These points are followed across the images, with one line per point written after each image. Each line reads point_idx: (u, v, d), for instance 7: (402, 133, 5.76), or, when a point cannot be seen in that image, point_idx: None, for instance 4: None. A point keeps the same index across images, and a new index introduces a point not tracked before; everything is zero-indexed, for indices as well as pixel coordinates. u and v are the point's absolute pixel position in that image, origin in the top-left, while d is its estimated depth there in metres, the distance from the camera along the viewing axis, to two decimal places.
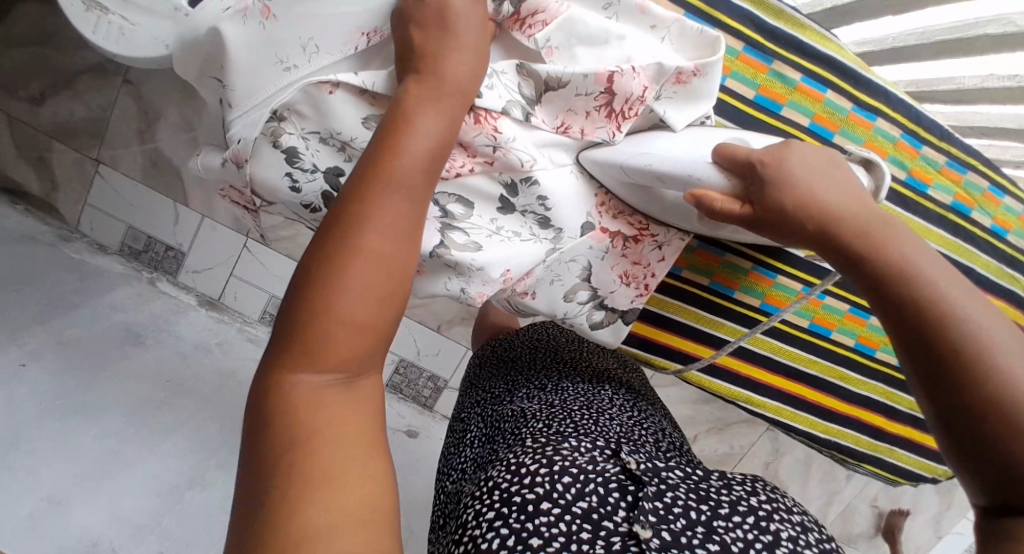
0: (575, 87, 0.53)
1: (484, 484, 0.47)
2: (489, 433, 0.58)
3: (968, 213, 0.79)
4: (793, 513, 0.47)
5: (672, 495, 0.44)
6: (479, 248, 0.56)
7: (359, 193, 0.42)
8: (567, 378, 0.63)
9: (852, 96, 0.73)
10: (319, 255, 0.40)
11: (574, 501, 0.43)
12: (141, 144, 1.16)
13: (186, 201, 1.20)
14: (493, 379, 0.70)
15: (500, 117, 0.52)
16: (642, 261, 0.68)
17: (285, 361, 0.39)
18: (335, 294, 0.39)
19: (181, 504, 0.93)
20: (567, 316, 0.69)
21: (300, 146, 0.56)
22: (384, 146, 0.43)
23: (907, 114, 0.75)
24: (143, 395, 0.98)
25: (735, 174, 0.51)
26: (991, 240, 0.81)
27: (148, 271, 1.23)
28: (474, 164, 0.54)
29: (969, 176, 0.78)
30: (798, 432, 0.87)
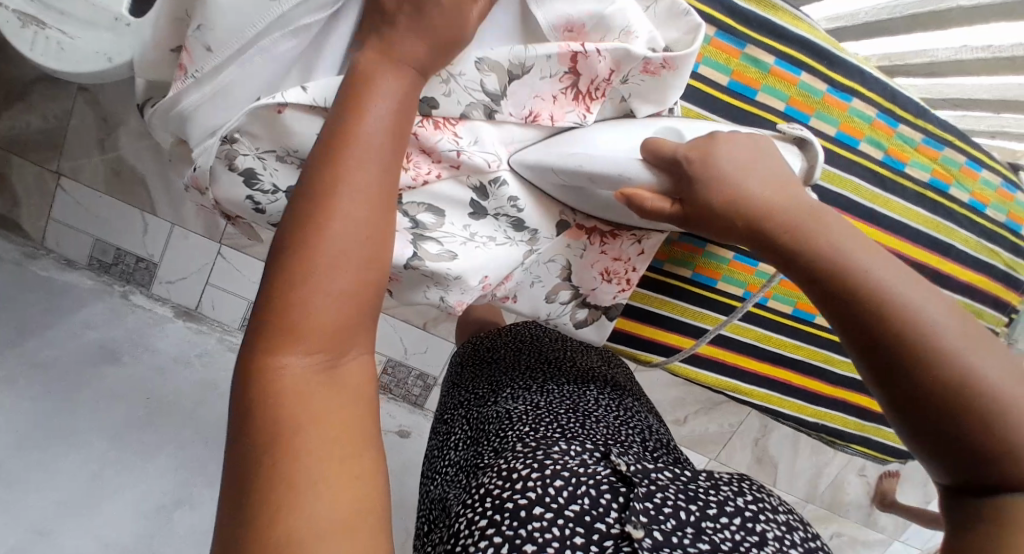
0: (539, 70, 0.49)
1: (475, 491, 0.46)
2: (474, 437, 0.57)
3: (946, 189, 0.79)
4: (778, 511, 0.46)
5: (662, 496, 0.44)
6: (454, 257, 0.54)
7: (322, 171, 0.38)
8: (553, 379, 0.62)
9: (827, 77, 0.72)
10: (293, 239, 0.37)
11: (567, 504, 0.42)
12: (102, 153, 1.12)
13: (154, 211, 1.16)
14: (475, 379, 0.69)
15: (459, 122, 0.50)
16: (621, 256, 0.66)
17: (267, 341, 0.36)
18: (317, 273, 0.36)
19: (170, 525, 0.92)
20: (550, 316, 0.69)
21: (257, 166, 0.54)
22: (346, 122, 0.40)
23: (883, 92, 0.74)
24: (122, 414, 0.96)
25: (665, 172, 0.49)
26: (971, 216, 0.81)
27: (121, 284, 1.20)
28: (441, 170, 0.52)
29: (947, 151, 0.78)
30: (786, 417, 0.87)
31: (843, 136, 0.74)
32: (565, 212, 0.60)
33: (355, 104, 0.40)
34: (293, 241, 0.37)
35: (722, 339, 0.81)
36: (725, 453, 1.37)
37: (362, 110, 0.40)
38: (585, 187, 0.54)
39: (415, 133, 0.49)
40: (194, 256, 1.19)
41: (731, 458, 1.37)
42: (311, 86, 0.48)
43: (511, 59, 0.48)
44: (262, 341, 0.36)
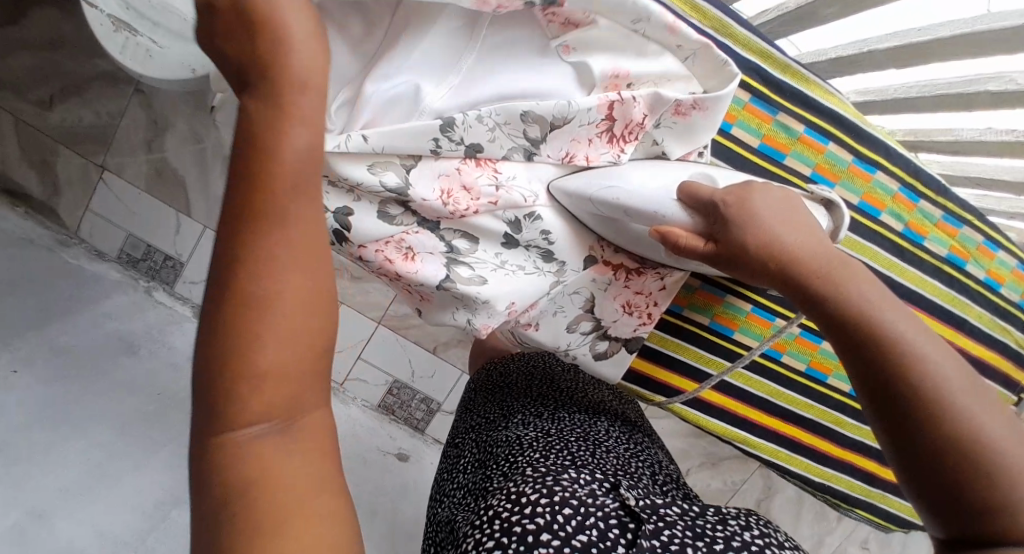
0: (578, 121, 0.51)
1: (483, 513, 0.47)
2: (483, 461, 0.58)
3: (963, 266, 0.81)
4: (784, 547, 0.47)
5: (669, 533, 0.45)
6: (485, 282, 0.57)
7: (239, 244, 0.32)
8: (563, 408, 0.63)
9: (854, 148, 0.75)
10: (223, 322, 0.32)
11: (573, 535, 0.43)
12: (148, 153, 1.17)
13: (188, 212, 1.20)
14: (487, 403, 0.70)
15: (500, 161, 0.52)
16: (644, 290, 0.68)
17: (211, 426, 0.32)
18: (247, 350, 0.32)
19: (166, 522, 0.93)
20: (569, 346, 0.70)
21: None
22: (252, 181, 0.33)
23: (907, 168, 0.76)
24: (131, 406, 0.98)
25: (699, 213, 0.53)
26: (985, 293, 0.82)
27: (146, 280, 1.23)
28: (479, 205, 0.53)
29: (965, 230, 0.80)
30: (793, 474, 0.88)
31: (866, 206, 0.77)
32: (593, 247, 0.62)
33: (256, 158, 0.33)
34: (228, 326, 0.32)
35: (732, 389, 0.82)
36: None
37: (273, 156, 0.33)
38: (622, 220, 0.56)
39: (458, 168, 0.52)
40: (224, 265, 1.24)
41: None
42: (370, 135, 0.48)
43: (552, 115, 0.50)
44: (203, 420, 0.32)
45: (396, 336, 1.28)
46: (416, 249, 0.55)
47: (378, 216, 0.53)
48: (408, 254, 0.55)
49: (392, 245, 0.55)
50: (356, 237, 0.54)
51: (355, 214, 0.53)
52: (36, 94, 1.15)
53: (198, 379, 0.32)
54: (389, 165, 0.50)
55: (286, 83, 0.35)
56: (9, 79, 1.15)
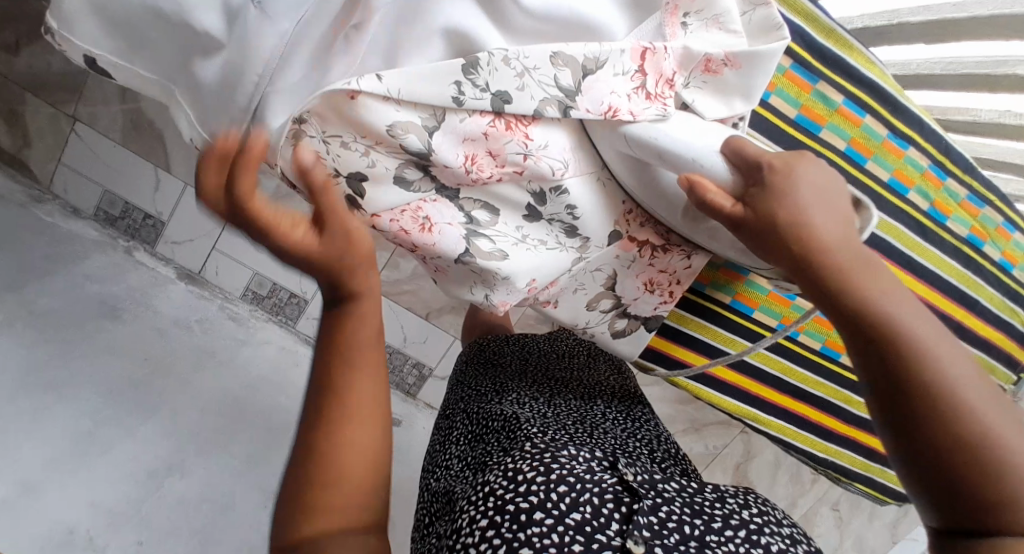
0: (612, 66, 0.46)
1: (479, 489, 0.46)
2: (478, 434, 0.57)
3: (980, 246, 0.81)
4: (782, 525, 0.47)
5: (667, 510, 0.44)
6: (505, 257, 0.52)
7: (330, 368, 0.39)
8: (560, 394, 0.62)
9: (889, 122, 0.73)
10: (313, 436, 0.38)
11: (568, 511, 0.42)
12: (122, 103, 1.14)
13: (167, 168, 1.19)
14: (479, 377, 0.69)
15: (531, 123, 0.47)
16: (669, 268, 0.59)
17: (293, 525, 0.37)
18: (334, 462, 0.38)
19: (160, 491, 0.94)
20: (588, 325, 0.62)
21: (322, 150, 0.46)
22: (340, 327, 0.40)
23: (939, 145, 0.75)
24: (118, 372, 0.99)
25: (740, 172, 0.47)
26: (999, 274, 0.83)
27: (125, 239, 1.22)
28: (503, 174, 0.49)
29: (986, 210, 0.79)
30: (797, 450, 0.88)
31: (895, 183, 0.75)
32: (619, 221, 0.55)
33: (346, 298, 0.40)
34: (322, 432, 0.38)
35: (747, 367, 0.82)
36: (705, 473, 1.39)
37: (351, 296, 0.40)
38: (652, 165, 0.50)
39: (486, 132, 0.46)
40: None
41: (711, 478, 1.39)
42: (388, 74, 0.42)
43: (585, 55, 0.45)
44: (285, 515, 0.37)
45: (389, 301, 1.24)
46: (434, 219, 0.50)
47: (394, 182, 0.48)
48: (425, 225, 0.50)
49: (407, 214, 0.50)
50: (370, 206, 0.49)
51: (371, 180, 0.47)
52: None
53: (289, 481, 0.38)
54: (411, 127, 0.45)
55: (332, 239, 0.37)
56: None
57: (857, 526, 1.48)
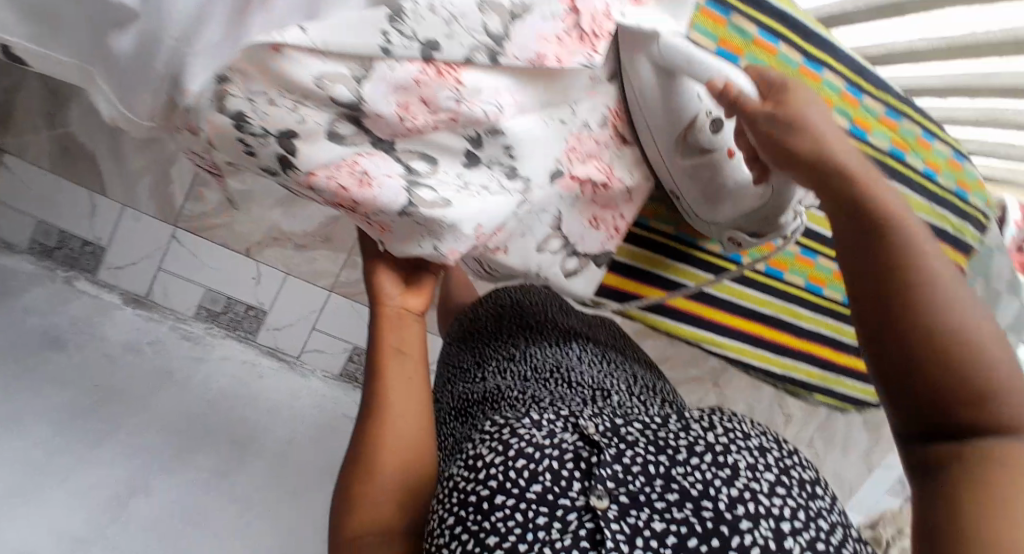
0: (540, 13, 0.50)
1: (447, 482, 0.51)
2: (472, 411, 0.66)
3: (904, 156, 0.90)
4: (750, 437, 0.51)
5: (630, 455, 0.49)
6: (449, 204, 0.52)
7: (377, 373, 0.60)
8: (534, 350, 0.72)
9: (802, 48, 0.81)
10: (366, 416, 0.58)
11: (529, 486, 0.46)
12: (48, 129, 1.09)
13: (103, 191, 1.14)
14: (463, 352, 0.81)
15: (463, 69, 0.47)
16: (608, 204, 0.68)
17: (356, 469, 0.56)
18: (387, 426, 0.57)
19: (126, 510, 1.05)
20: (540, 267, 0.65)
21: (247, 108, 0.45)
22: (379, 348, 0.62)
23: (851, 66, 0.84)
24: (67, 398, 1.07)
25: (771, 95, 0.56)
26: (925, 181, 0.91)
27: (64, 269, 1.17)
28: (438, 121, 0.49)
29: (904, 123, 0.90)
30: (757, 365, 1.01)
31: None
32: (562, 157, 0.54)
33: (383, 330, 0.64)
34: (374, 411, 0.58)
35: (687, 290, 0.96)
36: None
37: (388, 334, 0.64)
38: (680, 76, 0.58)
39: (417, 79, 0.46)
40: (222, 255, 1.21)
41: None
42: (311, 26, 0.42)
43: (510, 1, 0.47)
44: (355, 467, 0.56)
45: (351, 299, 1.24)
46: (373, 173, 0.49)
47: (327, 138, 0.47)
48: (363, 179, 0.49)
49: (344, 170, 0.49)
50: (303, 164, 0.48)
51: (302, 137, 0.46)
52: None
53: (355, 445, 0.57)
54: (338, 78, 0.44)
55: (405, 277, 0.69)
56: None
57: (833, 461, 1.54)
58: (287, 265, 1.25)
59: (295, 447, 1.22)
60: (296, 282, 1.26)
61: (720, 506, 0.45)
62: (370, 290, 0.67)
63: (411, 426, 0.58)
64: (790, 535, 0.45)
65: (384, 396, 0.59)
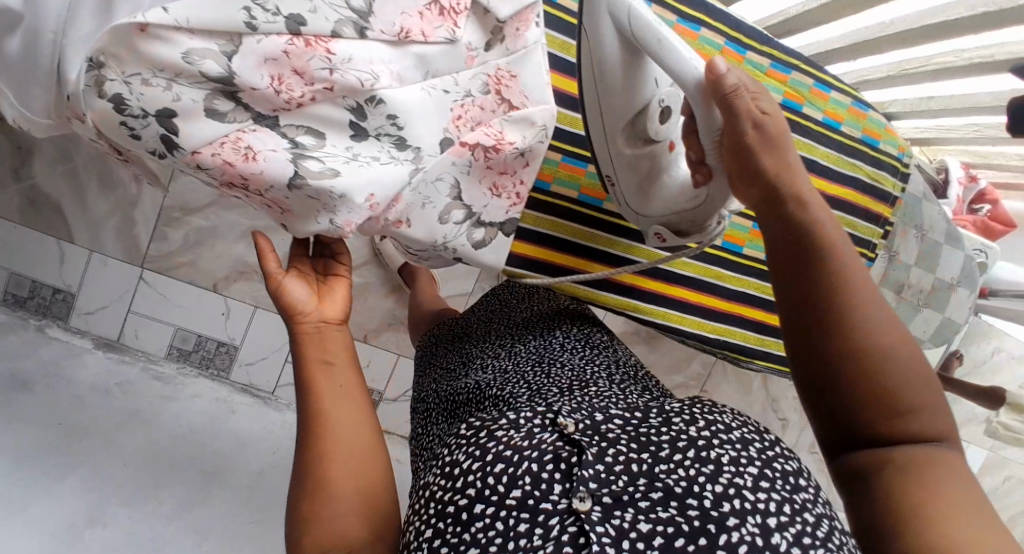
0: None
1: (423, 491, 0.50)
2: (452, 409, 0.67)
3: (799, 108, 0.87)
4: (733, 429, 0.51)
5: (613, 452, 0.48)
6: (337, 174, 0.53)
7: (311, 386, 0.56)
8: (516, 347, 0.74)
9: (674, 9, 0.79)
10: (306, 438, 0.54)
11: (508, 492, 0.46)
12: (16, 182, 1.16)
13: (71, 239, 1.20)
14: (449, 355, 0.83)
15: (332, 40, 0.49)
16: (508, 170, 0.62)
17: (305, 502, 0.51)
18: (331, 446, 0.53)
19: (80, 544, 0.85)
20: (447, 240, 0.62)
21: (125, 92, 0.47)
22: (303, 360, 0.58)
23: (727, 22, 0.82)
24: (31, 438, 0.92)
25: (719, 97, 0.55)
26: (827, 132, 0.89)
27: (36, 318, 1.20)
28: (314, 92, 0.51)
29: (793, 75, 0.86)
30: (691, 336, 0.97)
31: None
32: (448, 127, 0.57)
33: (303, 340, 0.59)
34: (314, 430, 0.54)
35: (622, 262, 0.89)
36: None
37: (313, 344, 0.59)
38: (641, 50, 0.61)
39: (286, 51, 0.48)
40: (189, 292, 1.27)
41: None
42: (172, 6, 0.45)
43: None
44: (306, 499, 0.51)
45: None
46: (256, 147, 0.51)
47: (206, 115, 0.49)
48: (248, 154, 0.51)
49: (228, 145, 0.51)
50: (187, 142, 0.50)
51: (181, 115, 0.49)
52: None
53: (299, 473, 0.53)
54: (207, 53, 0.47)
55: (319, 285, 0.65)
56: None
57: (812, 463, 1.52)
58: (256, 299, 1.31)
59: (268, 478, 1.11)
60: (266, 315, 1.32)
61: (705, 503, 0.45)
62: (281, 307, 0.61)
63: (355, 443, 0.54)
64: (777, 529, 0.44)
65: (322, 412, 0.55)
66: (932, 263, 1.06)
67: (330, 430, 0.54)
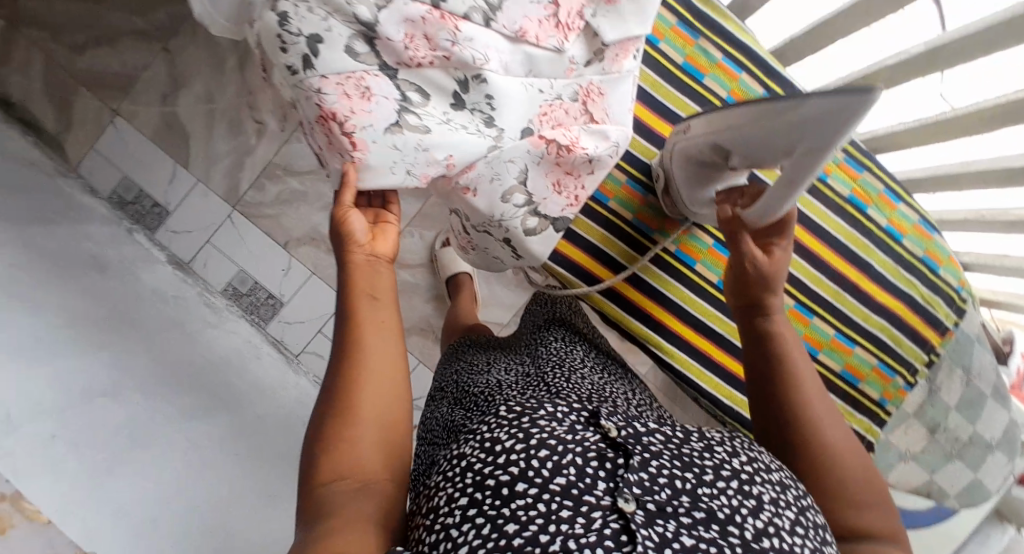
0: None
1: (456, 462, 0.49)
2: (462, 399, 0.69)
3: (865, 208, 0.97)
4: (773, 473, 0.53)
5: (658, 464, 0.48)
6: (428, 132, 0.62)
7: (354, 318, 0.60)
8: (538, 348, 0.75)
9: (764, 84, 0.95)
10: (341, 366, 0.58)
11: (552, 477, 0.45)
12: (161, 106, 1.35)
13: (186, 164, 1.36)
14: (479, 354, 0.85)
15: (461, 20, 0.57)
16: (574, 171, 0.71)
17: (328, 427, 0.56)
18: (362, 378, 0.58)
19: (88, 407, 0.86)
20: (503, 218, 0.71)
21: (291, 12, 0.56)
22: (350, 290, 0.63)
23: None
24: (86, 308, 1.00)
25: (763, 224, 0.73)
26: (888, 241, 0.98)
27: (130, 221, 1.34)
28: (434, 57, 0.59)
29: (866, 176, 0.97)
30: (705, 393, 1.00)
31: None
32: (533, 119, 0.66)
33: (354, 272, 0.64)
34: (348, 360, 0.58)
35: (653, 291, 0.98)
36: None
37: (363, 277, 0.64)
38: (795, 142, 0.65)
39: (423, 17, 0.56)
40: (263, 241, 1.38)
41: None
42: None
43: None
44: (331, 425, 0.56)
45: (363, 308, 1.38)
46: (374, 90, 0.59)
47: (344, 50, 0.57)
48: (365, 93, 0.59)
49: (351, 81, 0.58)
50: (322, 66, 0.57)
51: (326, 43, 0.56)
52: (71, 37, 1.32)
53: (328, 401, 0.57)
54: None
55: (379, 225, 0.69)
56: (51, 22, 1.31)
57: None
58: (314, 266, 1.40)
59: (264, 422, 1.15)
60: (317, 284, 1.40)
61: (746, 533, 0.46)
62: (338, 235, 0.66)
63: (383, 381, 0.58)
64: None
65: (359, 344, 0.59)
66: (973, 415, 1.04)
67: (363, 363, 0.58)
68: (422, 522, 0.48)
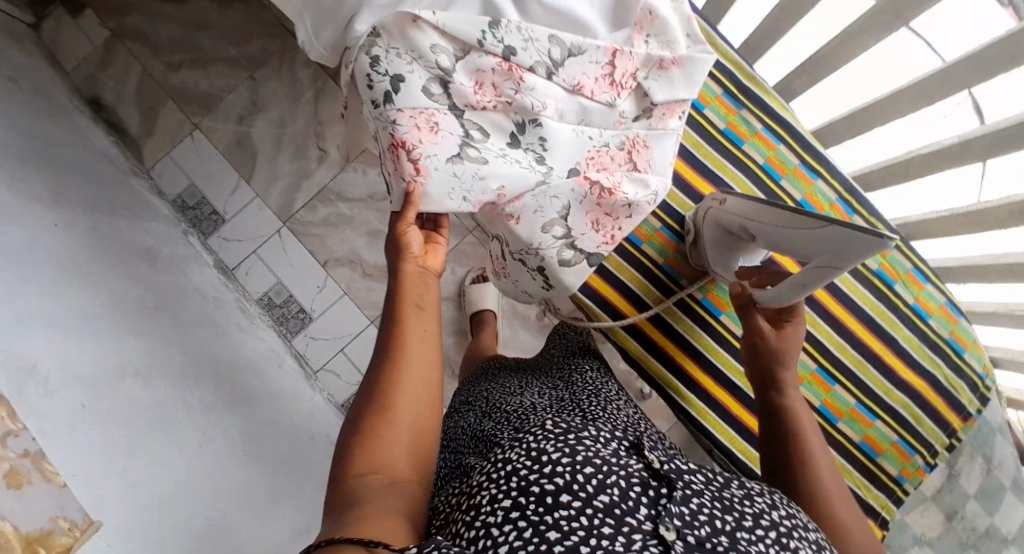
0: (589, 56, 0.66)
1: (499, 465, 0.51)
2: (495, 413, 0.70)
3: (892, 284, 0.99)
4: (809, 531, 0.55)
5: (698, 502, 0.50)
6: (485, 162, 0.67)
7: (400, 323, 0.63)
8: (569, 376, 0.77)
9: (801, 156, 1.00)
10: (384, 367, 0.60)
11: (597, 495, 0.47)
12: (237, 126, 1.45)
13: (248, 179, 1.45)
14: (510, 378, 0.87)
15: (527, 72, 0.64)
16: (613, 213, 0.74)
17: (365, 424, 0.57)
18: (404, 379, 0.60)
19: (114, 386, 0.86)
20: (540, 246, 0.73)
21: (383, 55, 0.64)
22: (397, 298, 0.66)
23: (844, 185, 1.00)
24: (135, 295, 1.06)
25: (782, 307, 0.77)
26: (914, 319, 0.99)
27: (188, 225, 1.42)
28: (498, 102, 0.66)
29: (895, 254, 1.00)
30: (720, 446, 1.00)
31: (805, 203, 1.00)
32: (579, 161, 0.72)
33: (403, 283, 0.68)
34: (391, 362, 0.61)
35: (678, 336, 1.00)
36: None
37: (410, 287, 0.68)
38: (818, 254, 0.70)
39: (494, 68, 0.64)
40: (305, 258, 1.45)
41: None
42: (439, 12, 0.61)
43: (572, 40, 0.65)
44: (369, 421, 0.57)
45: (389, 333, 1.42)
46: (442, 125, 0.65)
47: (422, 93, 0.64)
48: (433, 128, 0.65)
49: (423, 117, 0.64)
50: (400, 101, 0.64)
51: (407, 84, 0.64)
52: (169, 57, 1.45)
53: (368, 398, 0.59)
54: (445, 50, 0.64)
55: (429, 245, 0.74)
56: (154, 42, 1.45)
57: None
58: (348, 287, 1.45)
59: (274, 429, 1.17)
60: (348, 304, 1.45)
61: None
62: (395, 247, 0.70)
63: (423, 386, 0.60)
64: None
65: (404, 349, 0.62)
66: (991, 506, 1.01)
67: (404, 366, 0.61)
68: (460, 519, 0.49)
